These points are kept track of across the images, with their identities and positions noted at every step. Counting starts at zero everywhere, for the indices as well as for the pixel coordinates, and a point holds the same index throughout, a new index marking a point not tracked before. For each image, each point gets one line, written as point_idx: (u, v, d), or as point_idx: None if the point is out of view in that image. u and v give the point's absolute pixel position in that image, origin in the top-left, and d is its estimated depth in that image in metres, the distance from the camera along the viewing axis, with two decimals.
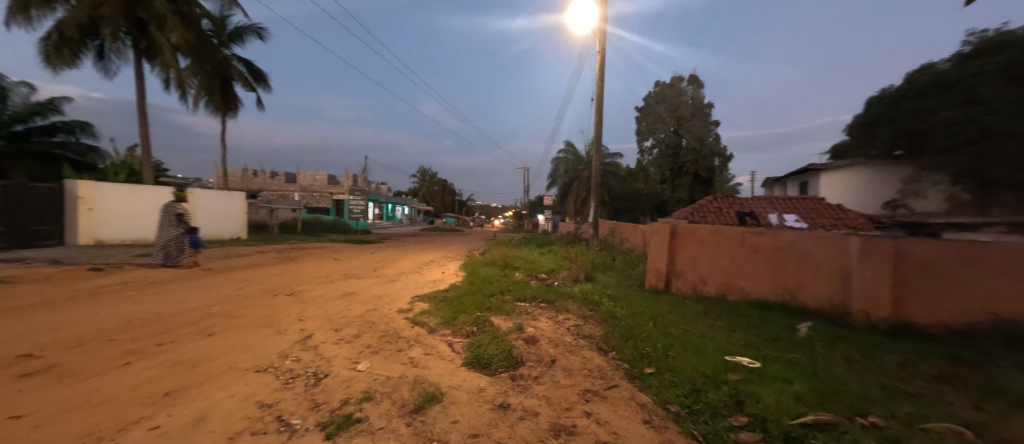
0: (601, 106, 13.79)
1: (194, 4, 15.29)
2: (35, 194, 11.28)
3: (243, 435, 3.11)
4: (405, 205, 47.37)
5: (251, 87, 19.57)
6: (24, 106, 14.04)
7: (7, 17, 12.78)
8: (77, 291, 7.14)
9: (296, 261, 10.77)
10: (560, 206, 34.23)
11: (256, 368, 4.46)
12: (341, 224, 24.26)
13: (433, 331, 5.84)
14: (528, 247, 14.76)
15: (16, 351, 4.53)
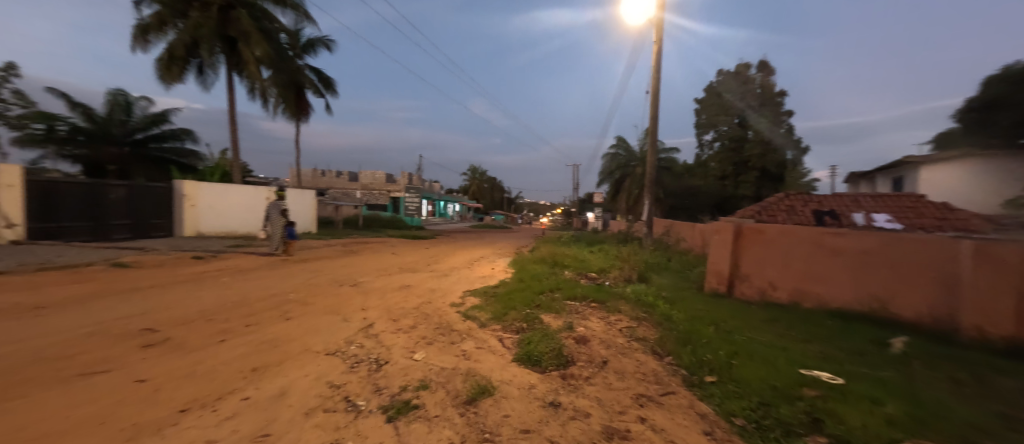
0: (657, 100, 13.19)
1: (273, 20, 16.94)
2: (151, 193, 13.24)
3: (317, 411, 3.44)
4: (457, 202, 48.66)
5: (322, 94, 21.24)
6: (144, 117, 16.46)
7: (132, 42, 15.17)
8: (183, 276, 8.29)
9: (359, 255, 11.61)
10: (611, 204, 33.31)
11: (326, 351, 4.88)
12: (399, 221, 25.70)
13: (484, 326, 5.98)
14: (577, 246, 14.57)
15: (138, 325, 5.36)
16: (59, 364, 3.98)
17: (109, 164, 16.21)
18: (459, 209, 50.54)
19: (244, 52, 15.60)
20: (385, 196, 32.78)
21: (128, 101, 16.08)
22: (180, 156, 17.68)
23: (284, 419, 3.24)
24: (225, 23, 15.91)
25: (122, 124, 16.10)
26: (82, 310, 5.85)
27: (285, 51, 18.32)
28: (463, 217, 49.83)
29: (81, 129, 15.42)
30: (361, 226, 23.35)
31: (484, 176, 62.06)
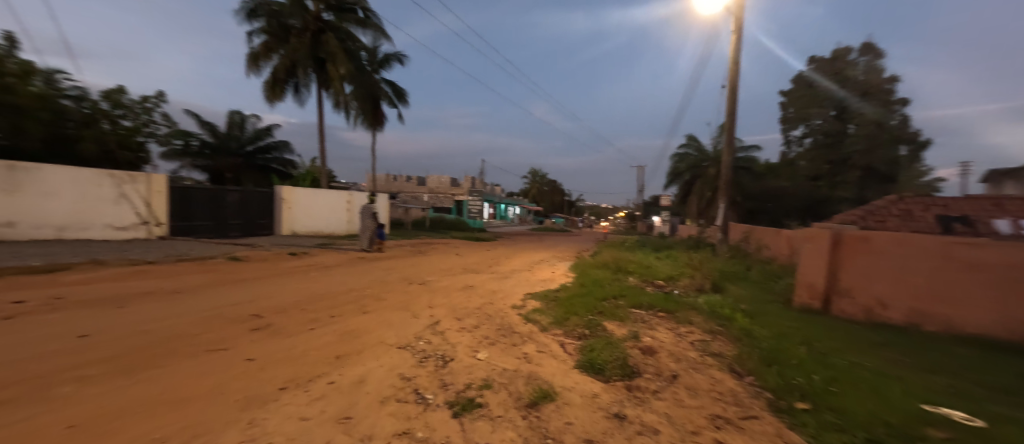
0: (735, 94, 12.12)
1: (355, 39, 18.64)
2: (259, 198, 15.23)
3: (390, 400, 3.66)
4: (518, 205, 48.94)
5: (396, 104, 22.84)
6: (253, 131, 19.09)
7: (246, 69, 17.62)
8: (280, 270, 9.40)
9: (425, 255, 12.23)
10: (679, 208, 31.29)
11: (398, 345, 5.20)
12: (462, 223, 26.65)
13: (545, 330, 5.92)
14: (643, 251, 13.89)
15: (246, 312, 6.17)
16: (188, 341, 4.71)
17: (227, 173, 19.08)
18: (520, 212, 50.75)
19: (331, 71, 17.42)
20: (450, 199, 34.15)
21: (242, 119, 18.91)
22: (281, 165, 20.18)
23: (363, 405, 3.50)
24: (317, 46, 17.86)
25: (238, 138, 18.88)
26: (206, 296, 6.89)
27: (365, 67, 20.06)
28: (524, 220, 50.03)
29: (208, 144, 18.38)
30: (428, 228, 24.56)
31: (545, 179, 61.73)
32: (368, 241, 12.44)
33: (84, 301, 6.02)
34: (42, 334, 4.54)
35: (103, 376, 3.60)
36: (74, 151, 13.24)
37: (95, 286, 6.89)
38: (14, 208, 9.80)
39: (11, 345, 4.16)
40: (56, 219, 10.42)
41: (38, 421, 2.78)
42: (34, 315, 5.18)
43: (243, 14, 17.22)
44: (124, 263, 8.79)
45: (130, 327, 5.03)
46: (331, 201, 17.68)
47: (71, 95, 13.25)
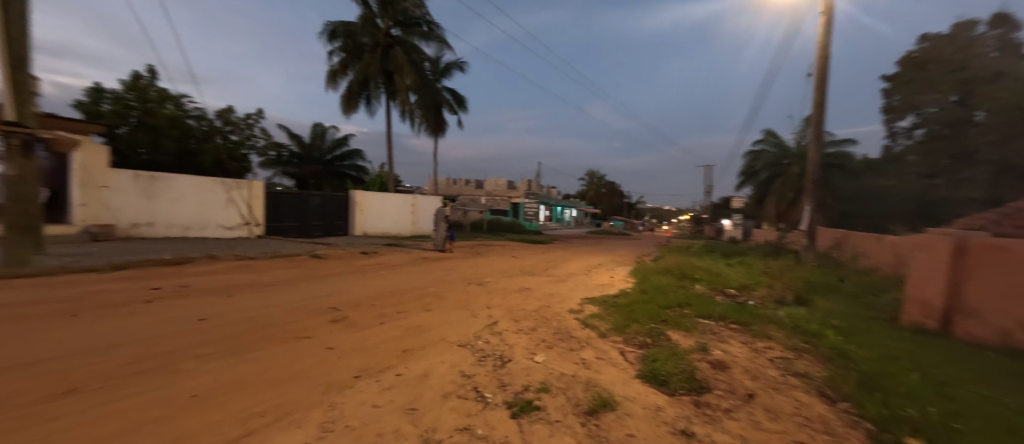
0: (824, 83, 10.79)
1: (420, 51, 19.64)
2: (337, 201, 16.57)
3: (452, 396, 3.74)
4: (575, 207, 47.82)
5: (456, 111, 23.62)
6: (332, 141, 20.93)
7: (326, 85, 19.33)
8: (354, 268, 10.11)
9: (482, 256, 12.44)
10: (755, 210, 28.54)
11: (458, 343, 5.32)
12: (518, 225, 26.81)
13: (603, 336, 5.69)
14: (711, 257, 12.87)
15: (325, 305, 6.72)
16: (279, 328, 5.22)
17: (309, 179, 21.00)
18: (577, 215, 49.47)
19: (398, 82, 18.54)
20: (507, 201, 34.45)
21: (323, 130, 20.78)
22: (355, 170, 21.86)
23: (427, 398, 3.62)
24: (386, 60, 19.07)
25: (319, 148, 20.79)
26: (292, 289, 7.61)
27: (428, 77, 21.04)
28: (582, 223, 48.84)
29: (296, 154, 20.46)
30: (486, 230, 24.97)
31: (603, 181, 59.56)
32: (441, 243, 13.20)
33: (202, 289, 6.95)
34: (171, 316, 5.31)
35: (215, 355, 4.11)
36: (195, 162, 15.49)
37: (209, 277, 7.93)
38: (151, 210, 11.64)
39: (149, 324, 4.92)
40: (183, 219, 12.23)
41: (167, 390, 3.24)
42: (166, 300, 6.09)
43: (324, 34, 18.91)
44: (231, 258, 10.05)
45: (235, 314, 5.71)
46: (400, 204, 18.77)
47: (194, 115, 15.53)
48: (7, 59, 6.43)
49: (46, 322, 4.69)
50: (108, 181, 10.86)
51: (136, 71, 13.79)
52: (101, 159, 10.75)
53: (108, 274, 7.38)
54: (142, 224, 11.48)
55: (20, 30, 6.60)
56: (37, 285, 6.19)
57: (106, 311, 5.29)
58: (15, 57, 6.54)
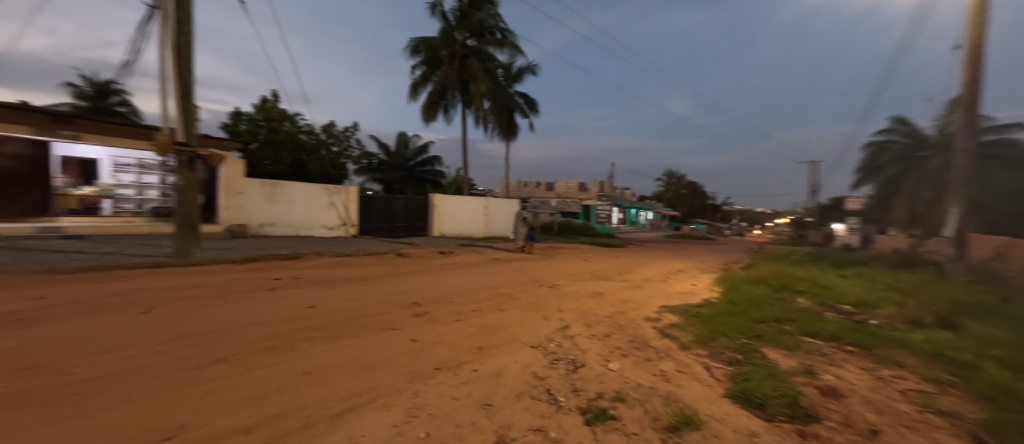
0: (981, 57, 8.84)
1: (494, 59, 20.00)
2: (418, 204, 17.50)
3: (524, 396, 3.65)
4: (651, 210, 45.05)
5: (528, 115, 23.66)
6: (415, 149, 22.31)
7: (408, 97, 20.56)
8: (431, 267, 10.55)
9: (553, 259, 12.23)
10: (872, 212, 24.41)
11: (531, 344, 5.19)
12: (589, 228, 26.06)
13: (685, 348, 5.20)
14: (816, 267, 11.22)
15: (409, 299, 7.05)
16: (369, 319, 5.56)
17: (394, 184, 22.59)
18: (653, 218, 46.51)
19: (473, 90, 19.12)
20: (578, 204, 33.61)
21: (407, 139, 22.21)
22: (434, 176, 22.92)
23: (501, 395, 3.57)
24: (462, 69, 19.75)
25: (403, 156, 22.27)
26: (379, 283, 8.13)
27: (500, 83, 21.38)
28: (658, 226, 45.92)
29: (384, 161, 22.02)
30: (555, 232, 24.59)
31: (683, 181, 55.18)
32: (520, 243, 13.81)
33: (307, 280, 7.72)
34: (287, 302, 5.95)
35: (322, 338, 4.50)
36: (306, 171, 17.45)
37: (313, 270, 8.80)
38: (269, 213, 13.33)
39: (271, 308, 5.56)
40: (295, 221, 13.83)
41: (286, 366, 3.61)
42: (282, 288, 6.86)
43: (408, 50, 20.12)
44: (331, 254, 11.12)
45: (336, 304, 6.22)
46: (473, 206, 19.27)
47: (305, 130, 17.55)
48: (179, 92, 7.98)
49: (197, 302, 5.51)
50: (243, 188, 12.75)
51: (264, 95, 16.10)
52: (240, 170, 12.75)
53: (241, 264, 8.54)
54: (267, 224, 13.26)
55: (187, 68, 8.09)
56: (190, 272, 7.35)
57: (240, 295, 6.11)
58: (183, 89, 8.03)
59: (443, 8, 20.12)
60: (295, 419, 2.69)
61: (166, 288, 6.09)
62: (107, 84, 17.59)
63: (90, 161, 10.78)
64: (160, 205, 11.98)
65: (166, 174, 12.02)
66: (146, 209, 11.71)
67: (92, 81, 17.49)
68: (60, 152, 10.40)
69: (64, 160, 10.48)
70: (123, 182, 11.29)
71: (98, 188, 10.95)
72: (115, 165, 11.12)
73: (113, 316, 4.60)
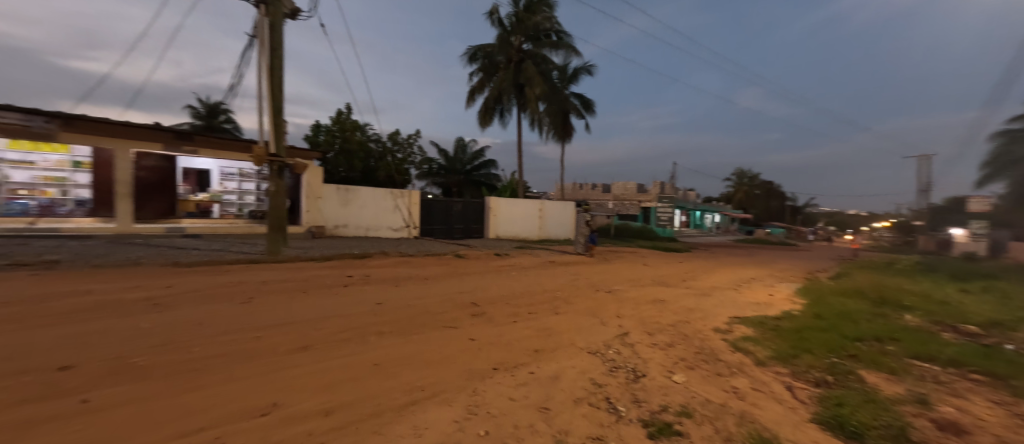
0: None
1: (549, 62, 19.91)
2: (475, 207, 17.81)
3: (582, 402, 3.48)
4: (718, 211, 42.03)
5: (583, 116, 23.25)
6: (472, 153, 22.90)
7: (466, 102, 21.05)
8: (488, 268, 10.62)
9: (611, 263, 11.80)
10: (998, 215, 20.65)
11: (588, 349, 4.95)
12: (649, 231, 24.89)
13: (761, 363, 4.69)
14: (925, 279, 9.67)
15: (467, 299, 7.12)
16: (430, 317, 5.68)
17: (453, 188, 23.27)
18: (720, 220, 43.35)
19: (529, 93, 19.14)
20: (636, 206, 32.28)
21: (465, 143, 22.86)
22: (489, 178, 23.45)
23: (559, 400, 3.43)
24: (518, 74, 19.87)
25: (461, 160, 22.91)
26: (439, 283, 8.33)
27: (555, 85, 21.25)
28: (726, 228, 42.74)
29: (443, 166, 22.82)
30: (612, 235, 23.78)
31: (755, 181, 50.90)
32: (583, 248, 13.71)
33: (372, 278, 8.10)
34: (358, 298, 6.28)
35: (389, 333, 4.67)
36: (374, 177, 18.55)
37: (379, 269, 9.25)
38: (342, 216, 14.30)
39: (344, 302, 5.89)
40: (364, 223, 14.70)
41: (359, 356, 3.78)
42: (352, 285, 7.25)
43: (465, 59, 20.60)
44: (395, 254, 11.64)
45: (400, 301, 6.45)
46: (528, 209, 19.26)
47: (374, 139, 18.68)
48: (271, 109, 8.77)
49: (285, 294, 6.00)
50: (321, 193, 13.84)
51: (340, 107, 17.46)
52: (320, 177, 13.83)
53: (321, 262, 9.22)
54: (341, 226, 14.27)
55: (278, 87, 8.90)
56: (275, 268, 8.03)
57: (317, 289, 6.55)
58: (275, 107, 8.84)
59: (499, 14, 20.38)
60: (366, 406, 2.79)
61: (255, 281, 6.69)
62: (215, 105, 20.11)
63: (204, 171, 12.27)
64: (255, 209, 13.43)
65: (261, 181, 13.41)
66: (245, 213, 13.16)
67: (205, 102, 20.21)
68: (182, 164, 11.86)
69: (185, 170, 11.96)
70: (228, 189, 12.76)
71: (210, 194, 12.46)
72: (222, 174, 12.59)
73: (219, 304, 5.14)
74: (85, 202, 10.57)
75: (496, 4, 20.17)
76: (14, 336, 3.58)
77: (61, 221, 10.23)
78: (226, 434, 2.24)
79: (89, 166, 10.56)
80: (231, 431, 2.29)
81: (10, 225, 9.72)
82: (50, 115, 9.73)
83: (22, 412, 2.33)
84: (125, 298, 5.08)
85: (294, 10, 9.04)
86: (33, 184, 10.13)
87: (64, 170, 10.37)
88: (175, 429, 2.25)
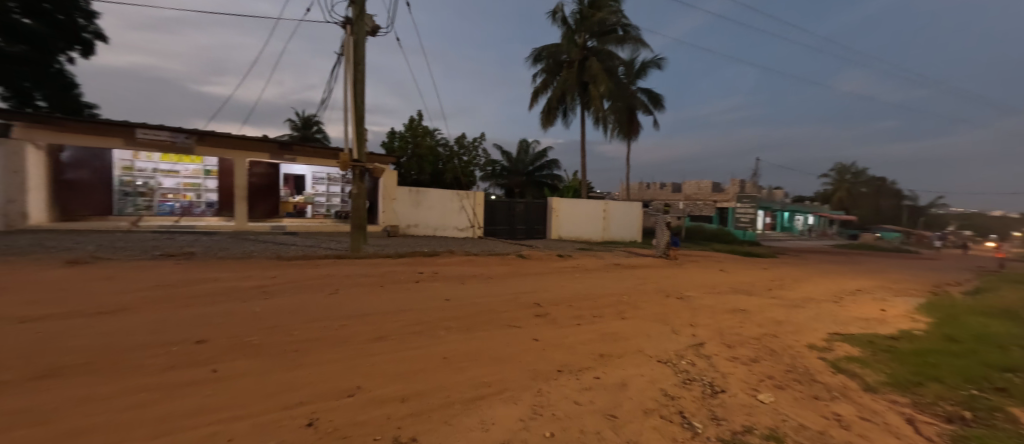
0: None
1: (615, 57, 19.35)
2: (538, 208, 17.75)
3: (653, 414, 3.22)
4: (811, 213, 37.54)
5: (652, 112, 22.19)
6: (534, 154, 22.96)
7: (529, 103, 21.05)
8: (551, 269, 10.49)
9: (683, 268, 11.04)
10: None
11: (658, 358, 4.61)
12: (726, 234, 22.97)
13: (871, 389, 4.04)
14: None
15: (531, 299, 7.06)
16: (494, 315, 5.69)
17: (515, 188, 23.48)
18: (813, 222, 38.72)
19: (593, 91, 18.73)
20: (711, 206, 30.06)
21: (527, 144, 22.98)
22: (551, 179, 23.32)
23: (627, 408, 3.22)
24: (582, 72, 19.49)
25: (524, 161, 23.07)
26: (503, 283, 8.38)
27: (621, 82, 20.57)
28: (819, 231, 37.98)
29: (506, 168, 23.11)
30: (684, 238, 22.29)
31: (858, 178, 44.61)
32: (662, 250, 13.09)
33: (441, 276, 8.38)
34: (427, 294, 6.49)
35: (456, 329, 4.75)
36: (441, 179, 19.28)
37: (446, 267, 9.55)
38: (413, 216, 15.04)
39: (415, 298, 6.12)
40: (431, 223, 15.34)
41: (429, 349, 3.87)
42: (423, 281, 7.55)
43: (529, 60, 20.58)
44: (462, 253, 11.94)
45: (467, 298, 6.57)
46: (592, 210, 18.76)
47: (442, 143, 19.45)
48: (355, 119, 9.43)
49: (365, 288, 6.40)
50: (395, 195, 14.67)
51: (411, 115, 18.44)
52: (395, 180, 14.68)
53: (395, 259, 9.75)
54: (412, 225, 15.02)
55: (361, 98, 9.53)
56: (355, 263, 8.63)
57: (391, 284, 6.90)
58: (358, 116, 9.52)
59: (564, 13, 20.14)
60: (437, 397, 2.83)
61: (337, 275, 7.21)
62: (309, 117, 22.32)
63: (300, 176, 13.65)
64: (340, 209, 14.47)
65: (346, 185, 14.48)
66: (332, 213, 14.27)
67: (299, 115, 22.55)
68: (284, 171, 13.31)
69: (286, 176, 13.44)
70: (319, 192, 14.00)
71: (304, 197, 13.78)
72: (314, 179, 13.86)
73: (311, 294, 5.61)
74: (213, 204, 12.49)
75: (560, 2, 19.94)
76: (160, 312, 4.20)
77: (197, 219, 12.17)
78: (319, 411, 2.38)
79: (216, 173, 12.40)
80: (324, 408, 2.43)
81: (161, 222, 11.54)
82: (190, 131, 11.42)
83: (167, 375, 2.69)
84: (238, 285, 5.75)
85: (375, 27, 9.68)
86: (177, 189, 12.12)
87: (199, 177, 12.24)
88: (279, 402, 2.44)
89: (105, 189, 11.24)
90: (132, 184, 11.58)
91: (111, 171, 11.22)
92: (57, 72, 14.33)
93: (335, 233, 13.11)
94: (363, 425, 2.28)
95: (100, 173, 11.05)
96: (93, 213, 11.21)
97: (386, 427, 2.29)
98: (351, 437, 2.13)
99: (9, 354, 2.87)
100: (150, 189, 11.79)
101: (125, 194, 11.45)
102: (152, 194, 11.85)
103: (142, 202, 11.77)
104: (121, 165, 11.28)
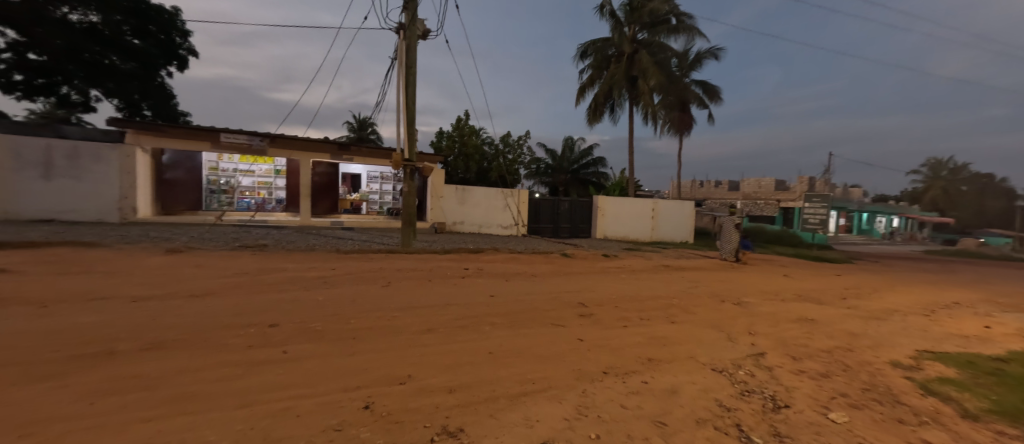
0: None
1: (666, 49, 18.59)
2: (584, 207, 17.43)
3: (707, 425, 3.02)
4: (894, 213, 33.66)
5: (706, 105, 21.03)
6: (580, 151, 22.62)
7: (575, 100, 20.66)
8: (597, 269, 10.25)
9: (741, 272, 10.34)
10: None
11: (712, 366, 4.33)
12: (790, 236, 21.21)
13: (969, 416, 3.53)
14: None
15: (576, 299, 6.93)
16: (539, 313, 5.63)
17: (561, 187, 23.23)
18: (896, 224, 34.68)
19: (642, 85, 18.08)
20: (773, 206, 27.98)
21: (573, 142, 22.67)
22: (598, 177, 22.84)
23: (678, 417, 3.04)
24: (631, 66, 18.85)
25: (569, 159, 22.79)
26: (547, 281, 8.30)
27: (673, 75, 19.67)
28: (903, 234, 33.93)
29: (550, 165, 22.91)
30: None
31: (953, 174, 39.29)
32: (726, 251, 12.41)
33: (485, 272, 8.47)
34: (473, 290, 6.58)
35: (501, 325, 4.75)
36: (487, 178, 19.50)
37: (491, 264, 9.63)
38: (458, 213, 15.35)
39: (462, 293, 6.22)
40: (476, 221, 15.58)
41: (476, 344, 3.89)
42: (469, 277, 7.66)
43: (576, 56, 20.23)
44: (506, 251, 11.98)
45: (512, 295, 6.57)
46: (641, 209, 18.11)
47: (487, 142, 19.68)
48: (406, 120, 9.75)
49: (414, 281, 6.61)
50: (442, 193, 15.09)
51: (458, 115, 18.84)
52: (442, 178, 15.07)
53: (442, 254, 9.98)
54: (458, 222, 15.34)
55: (410, 100, 9.81)
56: (405, 258, 8.95)
57: (437, 279, 7.06)
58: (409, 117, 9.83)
59: (612, 6, 19.59)
60: (484, 390, 2.83)
61: (388, 268, 7.51)
62: (365, 119, 23.50)
63: (356, 176, 14.76)
64: (392, 206, 15.05)
65: (397, 183, 15.04)
66: (384, 210, 14.88)
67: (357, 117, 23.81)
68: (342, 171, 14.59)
69: (343, 176, 14.60)
70: (373, 190, 14.83)
71: (360, 194, 14.76)
72: (369, 178, 14.72)
73: (366, 285, 5.88)
74: (282, 201, 13.89)
75: None
76: (238, 297, 4.60)
77: (267, 214, 13.24)
78: (375, 395, 2.46)
79: (284, 173, 13.81)
80: (379, 393, 2.51)
81: (240, 216, 12.65)
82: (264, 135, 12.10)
83: (245, 353, 2.91)
84: (303, 275, 6.16)
85: (425, 31, 9.93)
86: (253, 187, 13.44)
87: (270, 176, 13.59)
88: (340, 383, 2.56)
89: (196, 187, 12.87)
90: (217, 182, 13.09)
91: (201, 171, 12.87)
92: (161, 84, 16.16)
93: (386, 229, 13.57)
94: (414, 411, 2.33)
95: (192, 173, 12.69)
96: (186, 208, 12.86)
97: (435, 416, 2.32)
98: (403, 422, 2.18)
99: (122, 327, 3.26)
100: (231, 187, 13.21)
101: (211, 191, 13.01)
102: (232, 192, 13.25)
103: (225, 198, 13.23)
104: (208, 166, 12.86)
